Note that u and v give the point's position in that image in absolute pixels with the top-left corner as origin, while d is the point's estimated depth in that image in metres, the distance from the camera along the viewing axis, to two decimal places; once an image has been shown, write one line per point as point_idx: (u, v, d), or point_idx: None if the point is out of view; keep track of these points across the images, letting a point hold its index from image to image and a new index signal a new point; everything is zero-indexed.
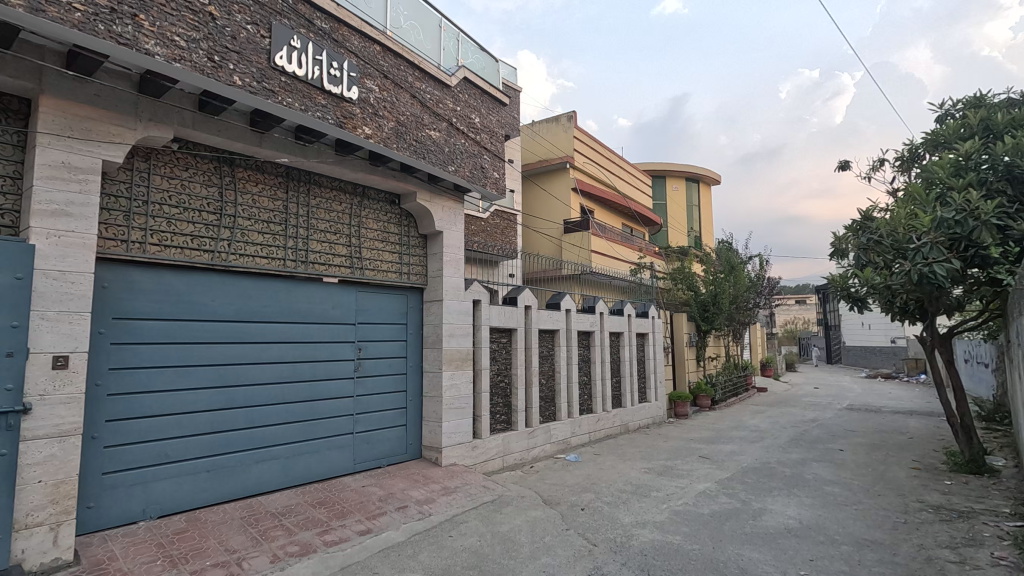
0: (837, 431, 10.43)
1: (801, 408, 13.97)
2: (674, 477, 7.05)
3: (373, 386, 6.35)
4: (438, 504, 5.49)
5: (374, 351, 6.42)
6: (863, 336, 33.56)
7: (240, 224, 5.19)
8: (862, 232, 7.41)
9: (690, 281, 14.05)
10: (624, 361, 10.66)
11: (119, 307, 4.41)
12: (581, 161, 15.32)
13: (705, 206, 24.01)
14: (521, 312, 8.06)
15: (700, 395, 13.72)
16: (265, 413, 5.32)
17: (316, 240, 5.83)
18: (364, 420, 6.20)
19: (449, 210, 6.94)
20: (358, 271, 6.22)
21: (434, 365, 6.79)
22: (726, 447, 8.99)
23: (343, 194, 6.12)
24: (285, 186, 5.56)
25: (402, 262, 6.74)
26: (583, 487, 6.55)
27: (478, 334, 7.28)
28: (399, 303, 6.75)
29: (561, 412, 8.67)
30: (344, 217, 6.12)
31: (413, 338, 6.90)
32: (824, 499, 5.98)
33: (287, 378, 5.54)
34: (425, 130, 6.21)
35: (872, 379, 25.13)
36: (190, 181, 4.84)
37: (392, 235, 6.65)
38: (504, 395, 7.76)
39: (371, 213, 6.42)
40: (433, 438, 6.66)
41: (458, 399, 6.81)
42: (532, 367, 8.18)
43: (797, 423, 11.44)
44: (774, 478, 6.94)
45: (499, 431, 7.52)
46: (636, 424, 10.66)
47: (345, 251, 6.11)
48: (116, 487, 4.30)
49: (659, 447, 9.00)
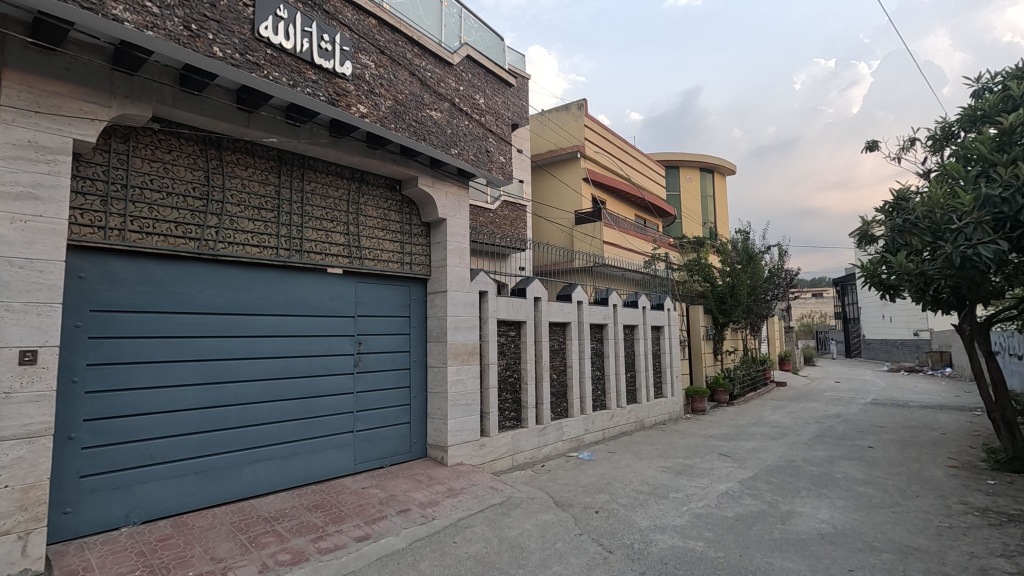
0: (865, 427, 9.95)
1: (824, 402, 13.48)
2: (694, 476, 6.65)
3: (374, 382, 6.02)
4: (442, 507, 5.15)
5: (376, 345, 6.09)
6: (884, 329, 32.75)
7: (229, 210, 4.88)
8: (896, 214, 6.92)
9: (706, 272, 13.66)
10: (639, 355, 10.25)
11: (98, 299, 4.13)
12: (592, 150, 14.91)
13: (721, 196, 23.43)
14: (531, 304, 7.71)
15: (718, 389, 13.27)
16: (260, 412, 5.01)
17: (312, 227, 5.51)
18: (366, 418, 5.88)
19: (453, 197, 6.59)
20: (358, 261, 5.89)
21: (439, 360, 6.44)
22: (747, 444, 8.55)
23: (340, 180, 5.80)
24: (277, 170, 5.25)
25: (404, 251, 6.40)
26: (597, 488, 6.19)
27: (484, 327, 6.95)
28: (401, 295, 6.42)
29: (573, 408, 8.31)
30: (341, 204, 5.79)
31: (416, 331, 6.56)
32: (858, 501, 5.55)
33: (283, 373, 5.23)
34: (426, 110, 5.86)
35: (894, 373, 24.44)
36: (174, 164, 4.55)
37: (393, 223, 6.30)
38: (513, 391, 7.41)
39: (371, 200, 6.09)
40: (438, 436, 6.33)
41: (465, 396, 6.47)
42: (542, 362, 7.82)
43: (821, 419, 10.96)
44: (801, 478, 6.51)
45: (508, 429, 7.17)
46: (651, 420, 10.26)
47: (342, 240, 5.78)
48: (96, 491, 4.02)
49: (677, 444, 8.60)
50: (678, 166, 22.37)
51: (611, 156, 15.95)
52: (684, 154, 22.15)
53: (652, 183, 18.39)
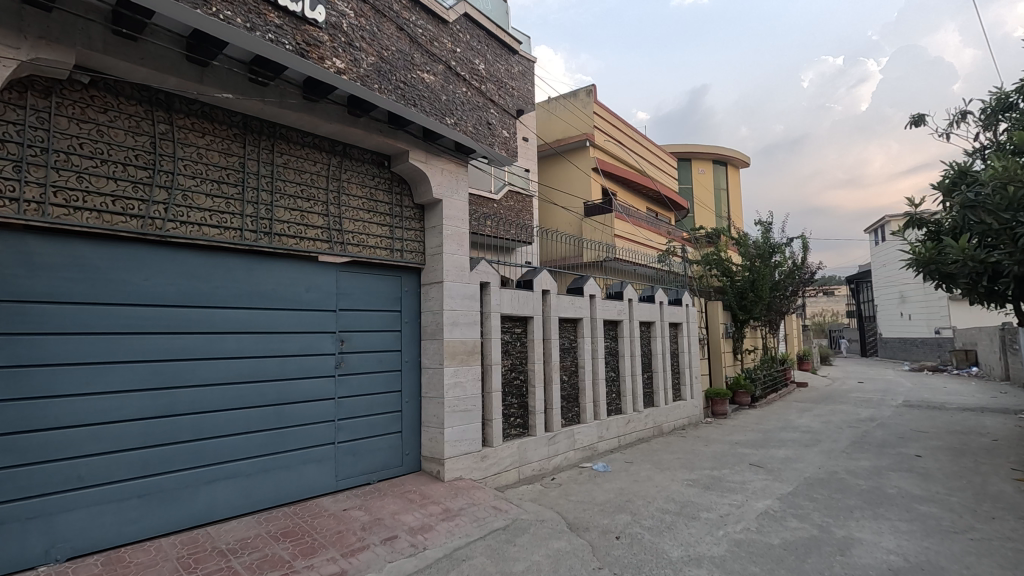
0: (905, 432, 9.09)
1: (852, 405, 12.59)
2: (726, 492, 5.83)
3: (360, 386, 5.24)
4: (436, 534, 4.36)
5: (362, 344, 5.31)
6: (903, 327, 31.67)
7: (181, 183, 4.12)
8: (966, 188, 6.03)
9: (724, 266, 12.99)
10: (656, 355, 9.43)
11: (10, 287, 3.37)
12: (602, 139, 14.12)
13: (735, 189, 22.55)
14: (538, 298, 6.94)
15: (739, 391, 12.41)
16: (220, 423, 4.24)
17: (284, 206, 4.75)
18: (350, 428, 5.11)
19: (450, 174, 5.83)
20: (340, 247, 5.12)
21: (435, 360, 5.65)
22: (779, 452, 7.71)
23: (318, 153, 5.04)
24: (241, 139, 4.50)
25: (394, 237, 5.62)
26: (616, 506, 5.39)
27: (486, 323, 6.19)
28: (391, 286, 5.65)
29: (586, 414, 7.51)
30: (319, 180, 5.03)
31: (409, 328, 5.79)
32: (924, 525, 4.71)
33: (249, 376, 4.46)
34: (416, 71, 5.09)
35: (917, 373, 23.41)
36: (110, 126, 3.80)
37: (380, 204, 5.53)
38: (519, 395, 6.62)
39: (355, 178, 5.32)
40: (434, 447, 5.55)
41: (464, 401, 5.69)
42: (550, 362, 7.04)
43: (854, 423, 10.09)
44: (849, 494, 5.67)
45: (514, 437, 6.40)
46: (670, 425, 9.44)
47: (321, 222, 5.01)
48: (6, 522, 3.26)
49: (701, 453, 7.78)
50: (691, 158, 21.49)
51: (622, 144, 15.14)
52: (697, 145, 21.28)
53: (664, 175, 17.58)
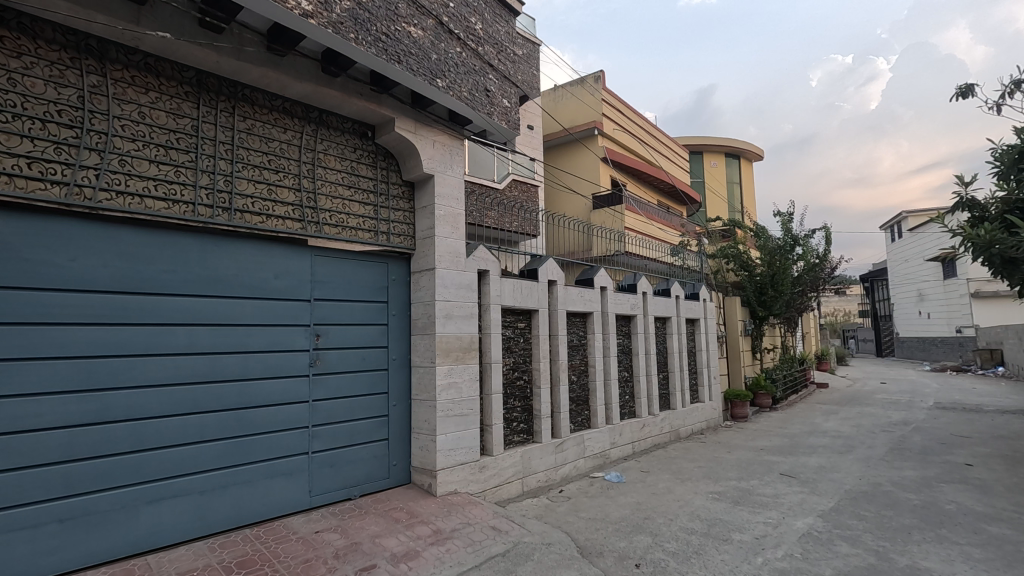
0: (946, 437, 8.31)
1: (880, 407, 11.78)
2: (758, 508, 5.11)
3: (338, 388, 4.56)
4: (422, 562, 3.67)
5: (341, 339, 4.64)
6: (922, 326, 30.65)
7: (117, 145, 3.47)
8: None
9: (742, 261, 12.30)
10: (673, 353, 8.71)
11: None
12: (611, 127, 13.40)
13: (748, 183, 21.76)
14: (544, 289, 6.26)
15: (760, 393, 11.63)
16: (166, 430, 3.57)
17: (248, 178, 4.08)
18: (325, 436, 4.43)
19: (443, 147, 5.16)
20: (315, 227, 4.45)
21: (426, 358, 4.96)
22: (811, 460, 6.96)
23: (289, 119, 4.38)
24: (194, 98, 3.84)
25: (379, 217, 4.94)
26: (633, 526, 4.69)
27: (485, 317, 5.52)
28: (375, 274, 4.98)
29: (597, 418, 6.81)
30: (290, 150, 4.37)
31: (397, 321, 5.12)
32: (1002, 552, 3.97)
33: (203, 375, 3.78)
34: (402, 24, 4.46)
35: (941, 373, 22.43)
36: (26, 73, 3.15)
37: (363, 180, 4.86)
38: (522, 398, 5.94)
39: (333, 150, 4.67)
40: (425, 457, 4.86)
41: (459, 404, 5.00)
42: (558, 360, 6.34)
43: (887, 427, 9.30)
44: (902, 512, 4.93)
45: (517, 445, 5.71)
46: (687, 429, 8.71)
47: (292, 198, 4.34)
48: None
49: (724, 461, 7.06)
50: (703, 151, 20.71)
51: (633, 135, 14.40)
52: (709, 138, 20.49)
53: (676, 167, 16.86)
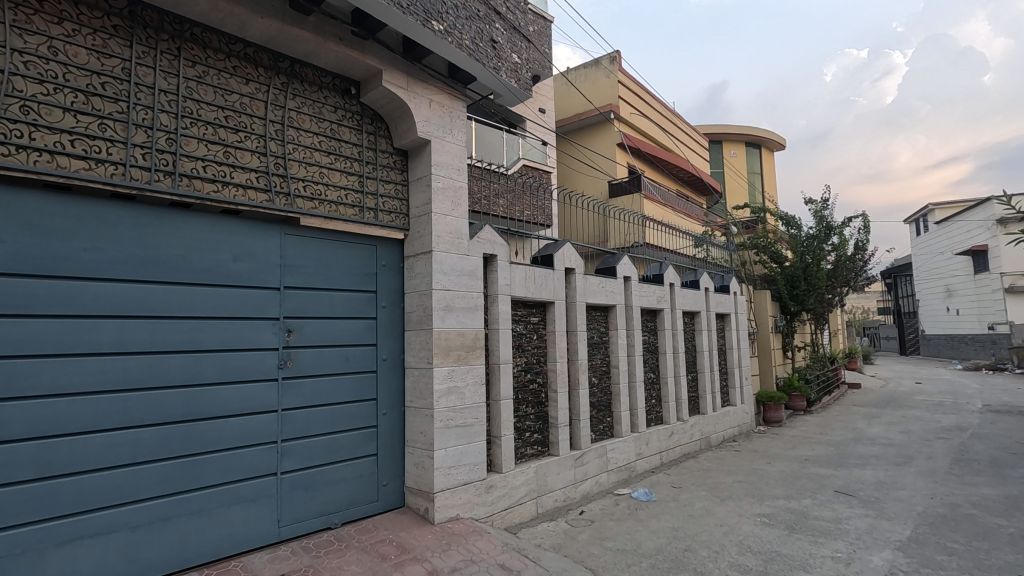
0: (1014, 446, 7.36)
1: (925, 410, 10.79)
2: (820, 537, 4.25)
3: (315, 394, 3.78)
4: None
5: (319, 335, 3.86)
6: (951, 324, 29.31)
7: (18, 87, 2.70)
8: None
9: (772, 249, 11.45)
10: (702, 352, 7.85)
11: None
12: (628, 111, 12.53)
13: (770, 174, 20.76)
14: (560, 278, 5.45)
15: (793, 394, 10.73)
16: (85, 451, 2.81)
17: (198, 136, 3.30)
18: (298, 453, 3.65)
19: (441, 109, 4.37)
20: (284, 198, 3.66)
21: (422, 359, 4.17)
22: (866, 475, 6.07)
23: (252, 68, 3.60)
24: (125, 35, 3.07)
25: (364, 189, 4.15)
26: (674, 562, 3.85)
27: (492, 310, 4.73)
28: (361, 258, 4.19)
29: (621, 426, 5.99)
30: (253, 106, 3.59)
31: (388, 315, 4.33)
32: None
33: (139, 379, 3.01)
34: None
35: (976, 373, 21.19)
36: None
37: (345, 145, 4.08)
38: (536, 403, 5.13)
39: (308, 108, 3.88)
40: (421, 476, 4.07)
41: (461, 414, 4.21)
42: (576, 360, 5.53)
43: (941, 434, 8.34)
44: (1000, 544, 4.05)
45: (530, 459, 4.91)
46: (718, 437, 7.85)
47: (255, 162, 3.56)
48: None
49: (766, 474, 6.20)
50: (721, 140, 19.71)
51: (651, 120, 13.52)
52: (729, 126, 19.47)
53: (696, 155, 15.93)
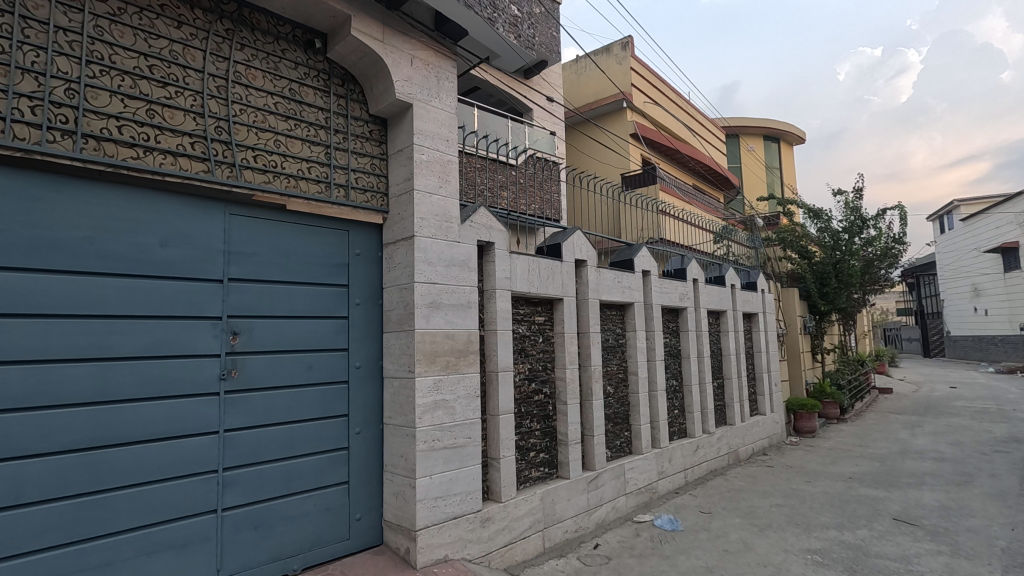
0: None
1: (971, 418, 9.86)
2: None
3: (268, 411, 3.08)
4: None
5: (274, 338, 3.17)
6: (979, 324, 28.06)
7: None
8: None
9: (800, 244, 10.61)
10: (728, 355, 7.08)
11: None
12: (642, 100, 11.77)
13: (790, 168, 19.85)
14: (570, 271, 4.72)
15: (825, 401, 9.91)
16: None
17: (110, 87, 2.62)
18: (244, 484, 2.95)
19: (425, 68, 3.67)
20: (227, 169, 2.97)
21: (402, 367, 3.46)
22: (925, 497, 5.26)
23: (185, 9, 2.92)
24: None
25: (331, 163, 3.45)
26: None
27: (488, 308, 4.02)
28: (330, 246, 3.50)
29: (641, 441, 5.23)
30: (188, 56, 2.91)
31: (363, 315, 3.63)
32: None
33: (27, 397, 2.33)
34: None
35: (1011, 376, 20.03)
36: None
37: (308, 109, 3.39)
38: (542, 418, 4.41)
39: (261, 62, 3.20)
40: (401, 510, 3.36)
41: (449, 432, 3.49)
42: (588, 366, 4.79)
43: (998, 446, 7.46)
44: None
45: (534, 483, 4.18)
46: (748, 450, 7.05)
47: (188, 124, 2.87)
48: None
49: (807, 495, 5.41)
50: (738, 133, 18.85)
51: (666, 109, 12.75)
52: (746, 118, 18.60)
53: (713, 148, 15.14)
